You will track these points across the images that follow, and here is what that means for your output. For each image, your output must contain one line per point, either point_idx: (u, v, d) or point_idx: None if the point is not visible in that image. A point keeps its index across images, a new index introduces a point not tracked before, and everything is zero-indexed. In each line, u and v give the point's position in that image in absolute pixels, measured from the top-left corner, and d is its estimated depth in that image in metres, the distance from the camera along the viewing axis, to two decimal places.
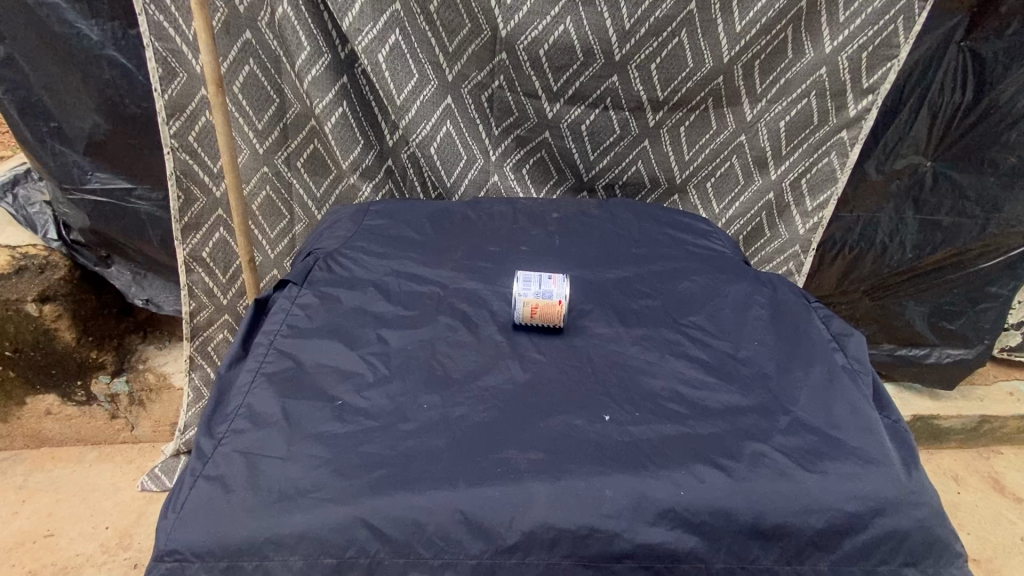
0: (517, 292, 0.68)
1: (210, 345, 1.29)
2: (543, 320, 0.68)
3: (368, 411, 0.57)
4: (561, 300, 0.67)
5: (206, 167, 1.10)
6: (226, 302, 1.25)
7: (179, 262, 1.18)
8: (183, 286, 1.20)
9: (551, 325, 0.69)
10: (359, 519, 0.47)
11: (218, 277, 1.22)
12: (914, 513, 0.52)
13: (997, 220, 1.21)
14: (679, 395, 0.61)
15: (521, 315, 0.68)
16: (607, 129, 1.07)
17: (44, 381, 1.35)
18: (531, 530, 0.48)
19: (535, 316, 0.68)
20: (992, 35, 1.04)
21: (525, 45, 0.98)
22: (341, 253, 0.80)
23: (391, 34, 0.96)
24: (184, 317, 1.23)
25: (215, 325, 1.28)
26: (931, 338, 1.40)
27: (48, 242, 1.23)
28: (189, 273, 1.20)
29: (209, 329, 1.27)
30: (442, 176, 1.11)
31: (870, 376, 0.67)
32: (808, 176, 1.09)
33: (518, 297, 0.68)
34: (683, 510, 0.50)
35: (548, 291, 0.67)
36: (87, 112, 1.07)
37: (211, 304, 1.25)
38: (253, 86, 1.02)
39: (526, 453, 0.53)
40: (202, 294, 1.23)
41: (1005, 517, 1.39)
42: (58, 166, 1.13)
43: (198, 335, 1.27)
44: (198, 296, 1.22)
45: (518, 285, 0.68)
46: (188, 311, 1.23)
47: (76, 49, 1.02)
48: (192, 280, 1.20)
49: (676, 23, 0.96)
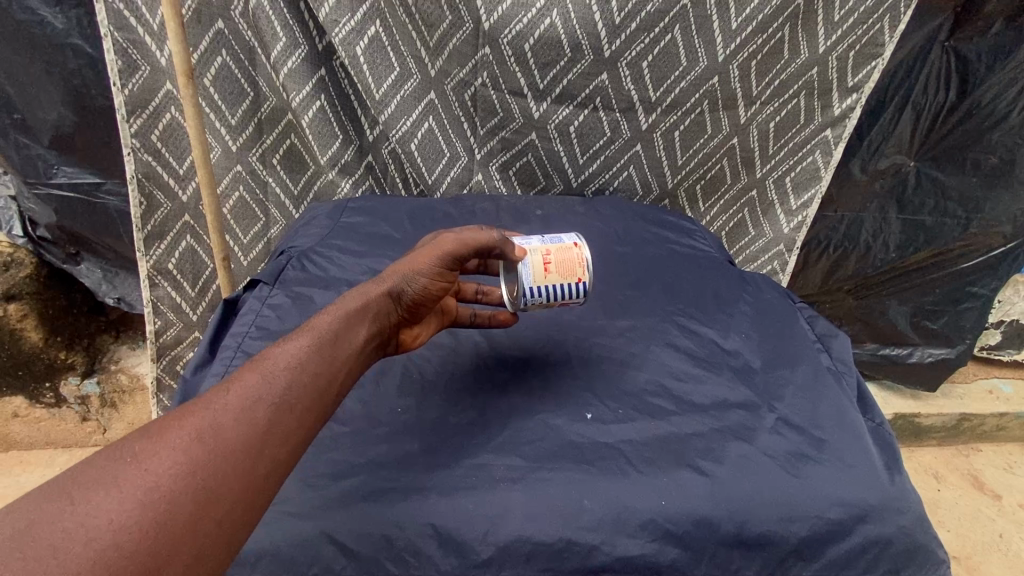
0: (526, 247, 0.62)
1: (179, 363, 1.27)
2: (559, 271, 0.63)
3: (339, 415, 0.56)
4: (583, 258, 0.64)
5: (172, 168, 1.06)
6: (196, 318, 1.23)
7: (142, 276, 1.15)
8: (147, 303, 1.17)
9: (568, 276, 0.63)
10: (325, 534, 0.46)
11: (186, 290, 1.19)
12: (898, 519, 0.51)
13: (978, 221, 1.22)
14: (665, 389, 0.60)
15: (537, 270, 0.62)
16: (596, 131, 1.04)
17: (11, 383, 1.31)
18: (505, 544, 0.46)
19: (551, 273, 0.62)
20: (976, 35, 1.04)
21: (509, 39, 0.94)
22: (315, 252, 0.77)
23: (371, 25, 0.93)
24: (150, 335, 1.20)
25: (184, 342, 1.25)
26: (913, 337, 1.40)
27: (14, 238, 1.18)
28: (154, 288, 1.17)
29: (179, 346, 1.25)
30: (423, 174, 1.09)
31: (855, 377, 0.66)
32: (792, 174, 1.09)
33: (528, 252, 0.62)
34: (664, 520, 0.48)
35: (555, 240, 0.64)
36: (51, 104, 1.03)
37: (179, 322, 1.22)
38: (225, 79, 0.98)
39: (503, 459, 0.51)
40: (169, 311, 1.20)
41: (984, 514, 1.40)
42: (23, 160, 1.09)
43: (165, 356, 1.24)
44: (164, 313, 1.20)
45: (521, 242, 0.63)
46: (154, 330, 1.21)
47: (40, 37, 0.97)
48: (157, 295, 1.18)
49: (669, 19, 0.92)
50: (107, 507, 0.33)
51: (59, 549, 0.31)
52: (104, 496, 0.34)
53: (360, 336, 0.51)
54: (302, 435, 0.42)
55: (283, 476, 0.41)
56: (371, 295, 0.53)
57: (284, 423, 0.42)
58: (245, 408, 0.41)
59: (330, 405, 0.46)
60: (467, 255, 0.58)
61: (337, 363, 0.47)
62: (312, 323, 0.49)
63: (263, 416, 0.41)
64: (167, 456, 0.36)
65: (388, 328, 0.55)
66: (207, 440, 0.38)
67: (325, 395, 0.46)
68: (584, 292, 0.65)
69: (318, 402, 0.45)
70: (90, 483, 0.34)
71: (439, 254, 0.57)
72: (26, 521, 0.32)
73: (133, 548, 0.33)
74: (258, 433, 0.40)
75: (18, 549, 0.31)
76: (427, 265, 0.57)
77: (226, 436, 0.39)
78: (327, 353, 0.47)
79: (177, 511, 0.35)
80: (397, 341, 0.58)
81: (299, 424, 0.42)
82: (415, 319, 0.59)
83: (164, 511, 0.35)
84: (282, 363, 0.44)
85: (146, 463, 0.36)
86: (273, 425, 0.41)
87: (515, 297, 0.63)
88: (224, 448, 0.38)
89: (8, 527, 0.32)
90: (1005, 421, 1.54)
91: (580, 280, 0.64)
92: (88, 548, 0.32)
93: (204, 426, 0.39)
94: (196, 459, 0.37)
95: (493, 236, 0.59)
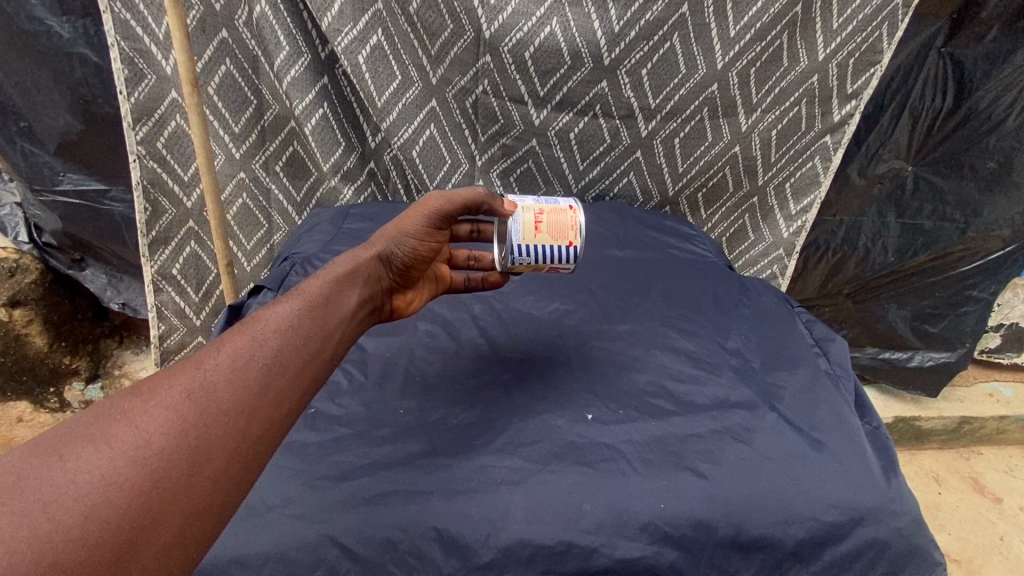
0: (518, 203, 0.64)
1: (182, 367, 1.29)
2: (548, 229, 0.63)
3: (342, 418, 0.57)
4: (577, 221, 0.64)
5: (176, 175, 1.07)
6: (199, 323, 1.24)
7: (147, 281, 1.17)
8: (152, 308, 1.19)
9: (557, 236, 0.63)
10: (329, 537, 0.46)
11: (191, 295, 1.21)
12: (894, 522, 0.52)
13: (976, 224, 1.22)
14: (665, 390, 0.61)
15: (526, 225, 0.63)
16: (597, 138, 1.05)
17: (17, 388, 1.33)
18: (506, 547, 0.47)
19: (542, 232, 0.63)
20: (972, 41, 1.04)
21: (509, 47, 0.95)
22: (318, 257, 0.78)
23: (373, 34, 0.94)
24: (154, 340, 1.23)
25: (187, 347, 1.27)
26: (912, 341, 1.41)
27: (19, 244, 1.20)
28: (159, 293, 1.19)
29: (182, 352, 1.27)
30: (425, 180, 1.10)
31: (852, 381, 0.67)
32: (791, 180, 1.10)
33: (519, 206, 0.63)
34: (663, 523, 0.49)
35: (550, 200, 0.65)
36: (58, 111, 1.04)
37: (183, 326, 1.24)
38: (229, 87, 1.00)
39: (505, 461, 0.52)
40: (173, 316, 1.22)
41: (984, 516, 1.40)
42: (29, 167, 1.10)
43: (168, 360, 1.27)
44: (168, 317, 1.22)
45: (515, 199, 0.65)
46: (159, 334, 1.23)
47: (46, 46, 0.98)
48: (162, 299, 1.19)
49: (668, 27, 0.93)
50: (98, 462, 0.35)
51: (51, 501, 0.33)
52: (100, 451, 0.35)
53: (350, 299, 0.54)
54: (293, 396, 0.44)
55: (275, 436, 0.42)
56: (355, 262, 0.58)
57: (273, 384, 0.43)
58: (233, 370, 0.42)
59: (320, 369, 0.48)
60: (449, 214, 0.63)
61: (325, 329, 0.50)
62: (299, 291, 0.52)
63: (253, 378, 0.43)
64: (157, 414, 0.38)
65: (380, 293, 0.60)
66: (197, 400, 0.40)
67: (314, 359, 0.47)
68: (574, 257, 0.65)
69: (306, 366, 0.46)
70: (80, 441, 0.36)
71: (416, 219, 0.62)
72: (17, 475, 0.33)
73: (124, 501, 0.34)
74: (247, 393, 0.42)
75: (9, 501, 0.32)
76: (406, 230, 0.62)
77: (216, 396, 0.40)
78: (314, 319, 0.49)
79: (175, 464, 0.37)
80: (392, 307, 0.63)
81: (287, 385, 0.44)
82: (406, 285, 0.64)
83: (160, 465, 0.36)
84: (272, 327, 0.47)
85: (137, 421, 0.37)
86: (262, 386, 0.43)
87: (503, 254, 0.64)
88: (217, 407, 0.40)
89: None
90: (1005, 424, 1.55)
91: (570, 244, 0.64)
92: (80, 500, 0.33)
93: (193, 387, 0.40)
94: (186, 418, 0.38)
95: (477, 193, 0.63)
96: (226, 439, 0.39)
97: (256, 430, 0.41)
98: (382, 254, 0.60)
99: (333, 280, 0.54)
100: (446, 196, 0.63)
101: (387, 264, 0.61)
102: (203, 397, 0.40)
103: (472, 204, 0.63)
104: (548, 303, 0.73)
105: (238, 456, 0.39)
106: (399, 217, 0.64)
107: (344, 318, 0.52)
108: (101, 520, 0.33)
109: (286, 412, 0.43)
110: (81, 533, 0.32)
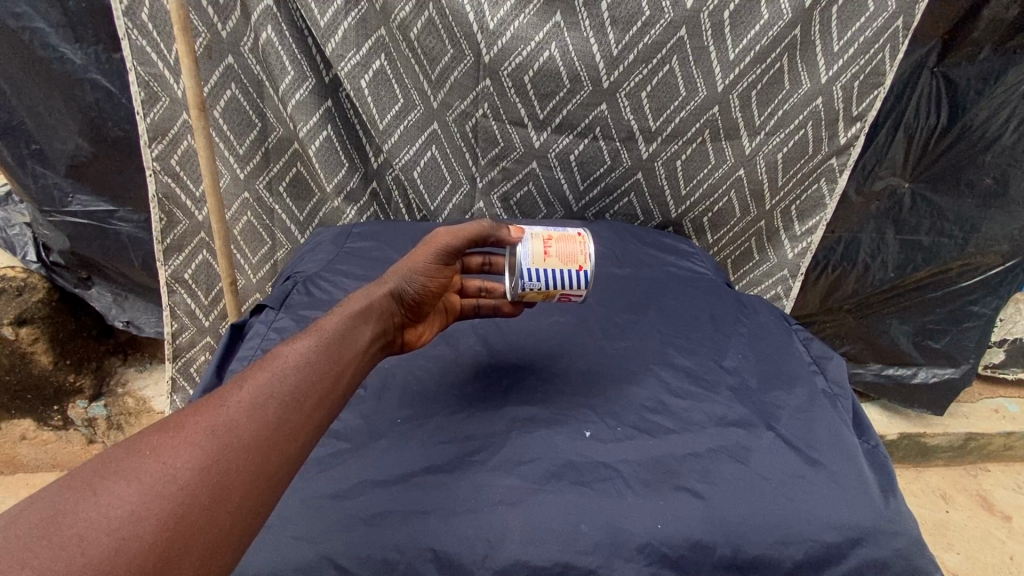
0: (529, 229, 0.66)
1: (193, 366, 1.29)
2: (558, 252, 0.64)
3: (341, 436, 0.57)
4: (586, 249, 0.65)
5: (189, 191, 1.09)
6: (208, 325, 1.25)
7: (161, 283, 1.19)
8: (165, 308, 1.21)
9: (566, 260, 0.65)
10: (327, 558, 0.47)
11: (200, 297, 1.22)
12: (893, 542, 0.51)
13: (975, 240, 1.23)
14: (663, 406, 0.62)
15: (535, 249, 0.64)
16: (596, 159, 1.07)
17: (20, 407, 1.34)
18: (503, 569, 0.47)
19: (551, 257, 0.64)
20: (964, 61, 1.05)
21: (508, 71, 0.97)
22: (320, 277, 0.79)
23: (375, 60, 0.97)
24: (167, 338, 1.24)
25: (198, 346, 1.28)
26: (915, 357, 1.41)
27: (28, 264, 1.22)
28: (171, 295, 1.20)
29: (191, 350, 1.28)
30: (426, 201, 1.13)
31: (850, 399, 0.67)
32: (797, 202, 1.11)
33: (530, 233, 0.65)
34: (660, 544, 0.49)
35: (561, 228, 0.67)
36: (69, 134, 1.07)
37: (192, 326, 1.25)
38: (234, 110, 1.03)
39: (503, 480, 0.52)
40: (184, 315, 1.23)
41: (993, 535, 1.38)
42: (38, 188, 1.12)
43: (181, 356, 1.28)
44: (181, 317, 1.23)
45: (528, 227, 0.67)
46: (171, 332, 1.24)
47: (60, 72, 1.01)
48: (174, 301, 1.21)
49: (665, 50, 0.94)
50: (128, 497, 0.36)
51: (84, 535, 0.34)
52: (127, 487, 0.36)
53: (364, 334, 0.55)
54: (310, 432, 0.45)
55: (292, 470, 0.43)
56: (367, 299, 0.58)
57: (291, 420, 0.44)
58: (255, 405, 0.43)
59: (335, 402, 0.48)
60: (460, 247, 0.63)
61: (339, 363, 0.51)
62: (315, 326, 0.53)
63: (273, 414, 0.44)
64: (183, 449, 0.39)
65: (392, 327, 0.60)
66: (220, 435, 0.41)
67: (330, 393, 0.48)
68: (584, 282, 0.65)
69: (322, 401, 0.47)
70: (110, 475, 0.37)
71: (426, 256, 0.63)
72: (53, 509, 0.35)
73: (153, 534, 0.35)
74: (267, 429, 0.42)
75: (46, 537, 0.33)
76: (416, 266, 0.62)
77: (237, 432, 0.41)
78: (330, 354, 0.50)
79: (198, 500, 0.37)
80: (403, 341, 0.64)
81: (305, 419, 0.45)
82: (417, 319, 0.64)
83: (185, 501, 0.37)
84: (291, 362, 0.48)
85: (164, 457, 0.38)
86: (281, 422, 0.43)
87: (513, 282, 0.65)
88: (238, 444, 0.41)
89: (34, 517, 0.34)
90: (1012, 440, 1.53)
91: (580, 269, 0.65)
92: (111, 535, 0.34)
93: (217, 422, 0.41)
94: (211, 453, 0.40)
95: (484, 224, 0.64)
96: (248, 474, 0.40)
97: (272, 466, 0.42)
98: (391, 290, 0.61)
99: (344, 316, 0.55)
100: (453, 231, 0.63)
101: (399, 300, 0.61)
102: (226, 433, 0.41)
103: (479, 237, 0.64)
104: (547, 319, 0.74)
105: (257, 490, 0.40)
106: (408, 254, 0.64)
107: (359, 353, 0.53)
108: (131, 553, 0.34)
109: (301, 448, 0.44)
110: (110, 567, 0.33)
